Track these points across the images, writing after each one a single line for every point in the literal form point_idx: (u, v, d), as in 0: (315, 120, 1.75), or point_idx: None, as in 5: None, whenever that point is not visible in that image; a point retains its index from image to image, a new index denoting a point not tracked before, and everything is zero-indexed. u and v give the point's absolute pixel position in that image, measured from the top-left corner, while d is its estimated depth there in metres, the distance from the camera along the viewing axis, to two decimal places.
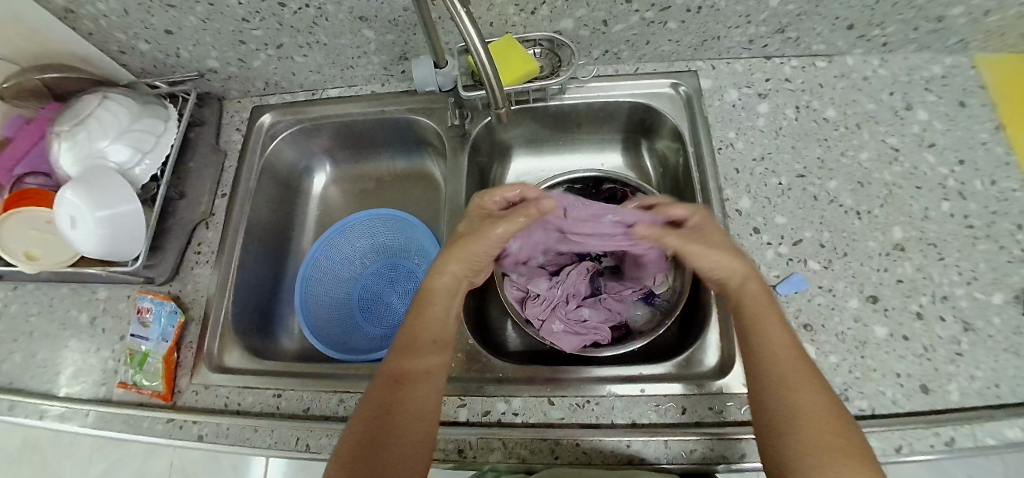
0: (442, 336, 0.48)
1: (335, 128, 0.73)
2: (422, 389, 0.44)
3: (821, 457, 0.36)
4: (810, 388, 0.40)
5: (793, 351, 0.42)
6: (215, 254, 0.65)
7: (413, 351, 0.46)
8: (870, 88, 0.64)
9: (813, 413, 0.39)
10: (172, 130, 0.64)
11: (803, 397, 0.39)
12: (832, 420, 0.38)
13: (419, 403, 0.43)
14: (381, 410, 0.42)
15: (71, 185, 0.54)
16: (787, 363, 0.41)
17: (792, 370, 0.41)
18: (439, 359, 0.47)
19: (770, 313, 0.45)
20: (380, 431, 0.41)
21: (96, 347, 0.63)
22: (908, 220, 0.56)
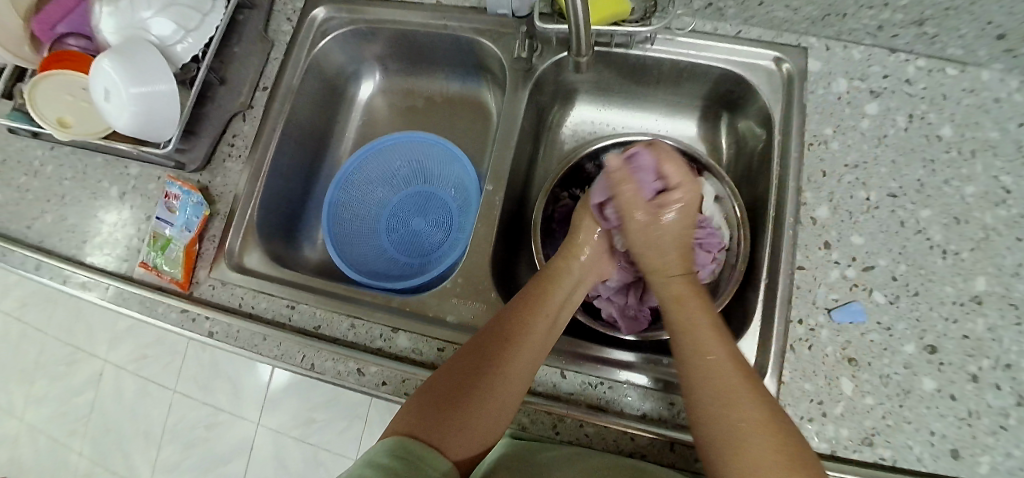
0: (550, 323, 0.46)
1: (393, 34, 0.66)
2: (520, 365, 0.43)
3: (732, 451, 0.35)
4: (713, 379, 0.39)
5: (726, 358, 0.40)
6: (248, 150, 0.63)
7: (524, 325, 0.44)
8: (998, 113, 0.55)
9: (725, 411, 0.37)
10: (220, 9, 0.59)
11: (746, 406, 0.36)
12: (758, 424, 0.35)
13: (514, 377, 0.42)
14: (481, 366, 0.42)
15: (109, 54, 0.52)
16: (698, 357, 0.41)
17: (710, 372, 0.39)
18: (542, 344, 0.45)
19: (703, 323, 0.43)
20: (464, 389, 0.40)
21: (124, 223, 0.63)
22: (996, 273, 0.50)
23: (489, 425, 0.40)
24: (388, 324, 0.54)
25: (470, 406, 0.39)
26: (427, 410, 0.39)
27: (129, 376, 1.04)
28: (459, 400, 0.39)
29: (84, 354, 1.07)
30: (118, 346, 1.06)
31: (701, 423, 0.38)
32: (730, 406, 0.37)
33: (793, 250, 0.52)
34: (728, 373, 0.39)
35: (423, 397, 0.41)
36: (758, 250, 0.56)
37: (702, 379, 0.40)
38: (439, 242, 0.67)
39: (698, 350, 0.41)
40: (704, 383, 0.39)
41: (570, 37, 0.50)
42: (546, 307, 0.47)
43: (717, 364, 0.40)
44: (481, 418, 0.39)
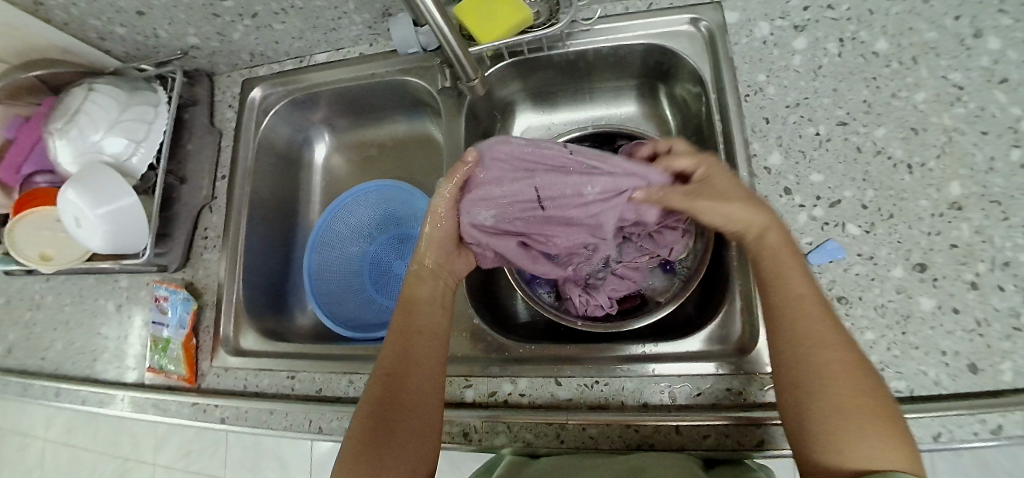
0: (423, 325, 0.48)
1: (329, 95, 0.69)
2: (416, 382, 0.44)
3: (846, 420, 0.35)
4: (812, 340, 0.38)
5: (818, 302, 0.40)
6: (221, 239, 0.65)
7: (404, 348, 0.46)
8: (930, 13, 0.53)
9: (849, 384, 0.36)
10: (163, 114, 0.62)
11: (834, 350, 0.37)
12: (858, 402, 0.35)
13: (416, 395, 0.44)
14: (386, 402, 0.43)
15: (70, 184, 0.54)
16: (796, 318, 0.39)
17: (809, 328, 0.38)
18: (434, 352, 0.47)
19: (789, 258, 0.42)
20: (382, 426, 0.42)
21: (126, 334, 0.66)
22: (970, 174, 0.48)
23: (416, 447, 0.42)
24: None
25: (382, 445, 0.41)
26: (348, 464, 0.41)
27: (181, 472, 1.07)
28: (375, 440, 0.41)
29: (135, 462, 1.11)
30: (164, 447, 1.09)
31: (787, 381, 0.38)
32: (838, 363, 0.37)
33: None
34: (833, 339, 0.38)
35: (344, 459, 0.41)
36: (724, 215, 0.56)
37: (807, 330, 0.38)
38: None
39: (792, 295, 0.40)
40: (807, 344, 0.38)
41: (455, 67, 0.55)
42: (410, 323, 0.48)
43: (827, 333, 0.38)
44: (403, 449, 0.41)
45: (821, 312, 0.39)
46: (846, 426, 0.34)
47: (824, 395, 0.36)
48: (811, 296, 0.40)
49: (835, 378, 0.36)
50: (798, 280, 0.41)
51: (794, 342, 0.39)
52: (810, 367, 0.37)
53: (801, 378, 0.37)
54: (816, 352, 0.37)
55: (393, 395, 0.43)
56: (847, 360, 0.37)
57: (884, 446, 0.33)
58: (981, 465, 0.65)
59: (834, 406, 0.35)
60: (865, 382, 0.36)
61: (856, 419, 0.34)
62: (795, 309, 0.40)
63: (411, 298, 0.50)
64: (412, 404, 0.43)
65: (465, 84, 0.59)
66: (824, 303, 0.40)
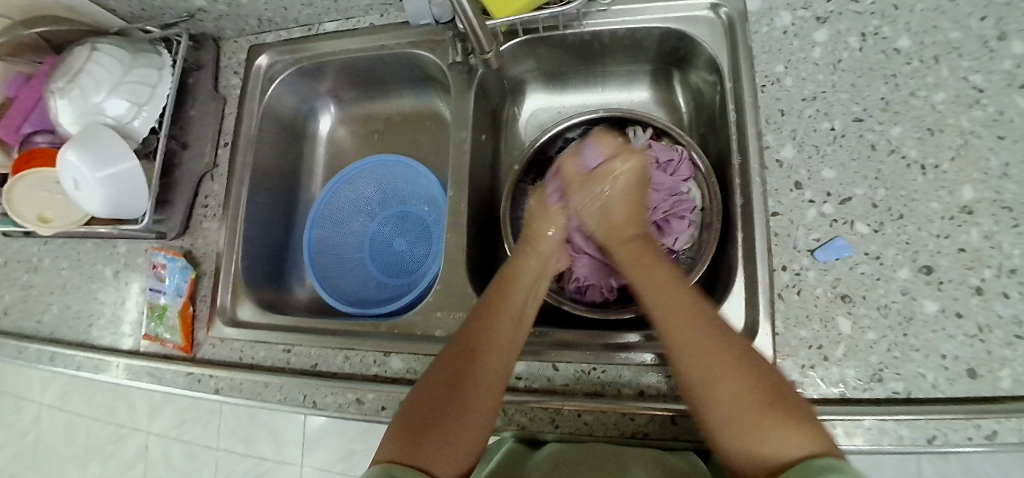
0: (514, 313, 0.47)
1: (337, 66, 0.68)
2: (494, 367, 0.43)
3: (739, 414, 0.35)
4: (689, 338, 0.39)
5: (674, 301, 0.42)
6: (221, 208, 0.65)
7: (488, 329, 0.45)
8: (956, 11, 0.52)
9: (734, 372, 0.36)
10: (167, 78, 0.61)
11: (708, 345, 0.38)
12: (752, 395, 0.35)
13: (489, 380, 0.42)
14: (452, 379, 0.42)
15: (71, 145, 0.53)
16: (671, 322, 0.41)
17: (690, 331, 0.39)
18: (514, 341, 0.45)
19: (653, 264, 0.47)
20: (443, 404, 0.40)
21: (123, 300, 0.65)
22: (983, 178, 0.47)
23: (475, 433, 0.40)
24: (380, 349, 0.54)
25: (445, 420, 0.39)
26: (405, 435, 0.39)
27: (174, 441, 1.08)
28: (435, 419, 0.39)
29: (129, 429, 1.12)
30: (158, 415, 1.10)
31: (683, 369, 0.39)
32: (719, 358, 0.37)
33: (765, 197, 0.51)
34: (709, 344, 0.38)
35: (397, 431, 0.39)
36: (732, 205, 0.55)
37: (684, 337, 0.39)
38: (421, 259, 0.68)
39: (659, 296, 0.44)
40: (690, 350, 0.39)
41: (470, 38, 0.53)
42: (507, 307, 0.47)
43: (707, 337, 0.39)
44: (467, 432, 0.39)
45: (692, 312, 0.41)
46: (759, 421, 0.34)
47: (716, 396, 0.36)
48: (676, 294, 0.43)
49: (707, 370, 0.37)
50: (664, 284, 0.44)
51: (673, 321, 0.41)
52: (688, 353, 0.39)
53: (694, 386, 0.38)
54: (692, 356, 0.38)
55: (465, 376, 0.42)
56: (727, 352, 0.38)
57: (786, 429, 0.33)
58: (968, 471, 0.65)
59: (731, 405, 0.35)
60: (752, 372, 0.36)
61: (744, 407, 0.35)
62: (664, 319, 0.42)
63: (513, 277, 0.50)
64: (483, 390, 0.42)
65: (479, 56, 0.58)
66: (695, 299, 0.42)
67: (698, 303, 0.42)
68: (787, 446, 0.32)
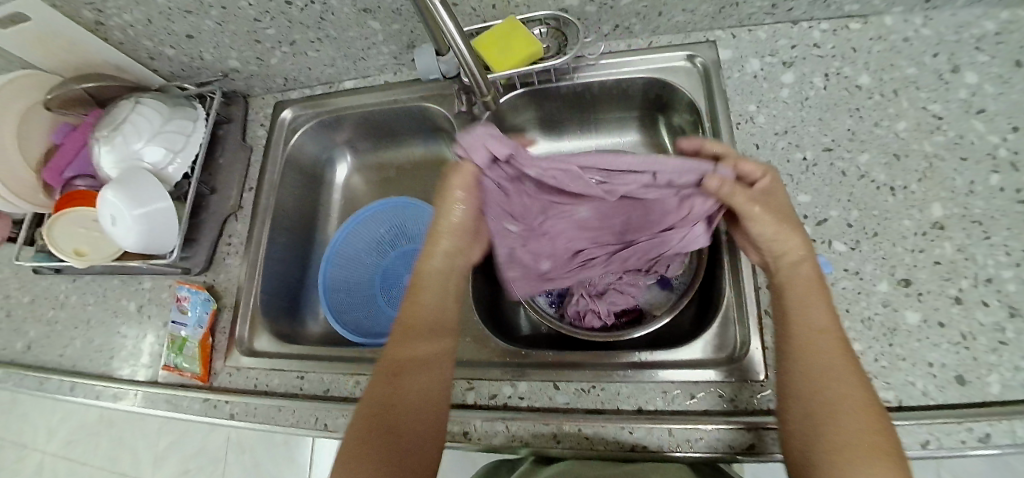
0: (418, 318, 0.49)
1: (352, 119, 0.75)
2: (428, 379, 0.46)
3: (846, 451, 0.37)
4: (840, 375, 0.40)
5: (835, 339, 0.42)
6: (244, 245, 0.69)
7: (409, 344, 0.48)
8: (910, 50, 0.58)
9: (855, 416, 0.38)
10: (200, 129, 0.68)
11: (837, 383, 0.40)
12: (872, 437, 0.37)
13: (425, 395, 0.46)
14: (395, 396, 0.45)
15: (110, 186, 0.58)
16: (810, 357, 0.41)
17: (833, 366, 0.40)
18: (440, 347, 0.48)
19: (815, 288, 0.44)
20: (387, 425, 0.44)
21: (143, 334, 0.67)
22: (950, 196, 0.51)
23: (425, 443, 0.44)
24: None
25: (387, 424, 0.44)
26: (364, 450, 0.42)
27: None
28: (387, 435, 0.43)
29: None
30: (161, 464, 1.08)
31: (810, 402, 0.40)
32: (847, 402, 0.39)
33: None
34: (844, 389, 0.39)
35: (351, 446, 0.43)
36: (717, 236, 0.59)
37: (818, 372, 0.41)
38: None
39: (810, 324, 0.43)
40: (818, 385, 0.40)
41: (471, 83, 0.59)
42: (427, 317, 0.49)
43: (844, 375, 0.40)
44: (416, 441, 0.44)
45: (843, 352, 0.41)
46: (834, 452, 0.37)
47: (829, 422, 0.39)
48: (825, 324, 0.42)
49: (824, 408, 0.39)
50: (812, 317, 0.43)
51: (805, 351, 0.42)
52: (830, 393, 0.40)
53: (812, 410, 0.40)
54: (841, 393, 0.39)
55: (398, 395, 0.45)
56: (855, 401, 0.39)
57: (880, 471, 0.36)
58: None
59: (847, 442, 0.37)
60: (869, 418, 0.38)
61: (857, 450, 0.37)
62: (807, 345, 0.42)
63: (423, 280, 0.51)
64: (422, 403, 0.45)
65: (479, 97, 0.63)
66: (841, 339, 0.42)
67: (846, 344, 0.42)
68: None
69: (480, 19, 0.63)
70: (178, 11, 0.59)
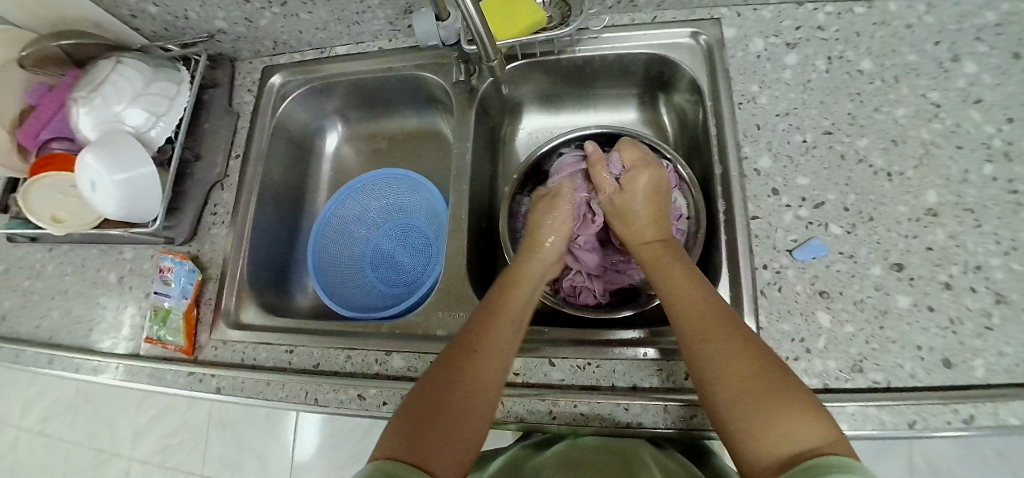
0: (515, 305, 0.50)
1: (345, 87, 0.73)
2: (493, 362, 0.44)
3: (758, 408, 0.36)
4: (706, 342, 0.41)
5: (705, 303, 0.44)
6: (231, 215, 0.67)
7: (489, 330, 0.46)
8: (912, 36, 0.58)
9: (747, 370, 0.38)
10: (184, 92, 0.65)
11: (714, 346, 0.40)
12: (763, 393, 0.36)
13: (488, 376, 0.43)
14: (449, 371, 0.43)
15: (90, 149, 0.55)
16: (693, 320, 0.43)
17: (708, 325, 0.42)
18: (513, 337, 0.47)
19: (677, 264, 0.49)
20: (433, 400, 0.41)
21: (124, 305, 0.65)
22: (945, 183, 0.51)
23: (472, 426, 0.41)
24: (381, 348, 0.55)
25: (450, 410, 0.40)
26: (406, 429, 0.39)
27: (158, 467, 1.05)
28: (428, 410, 0.40)
29: (111, 454, 1.08)
30: (141, 440, 1.06)
31: (707, 359, 0.40)
32: (739, 359, 0.39)
33: (745, 202, 0.55)
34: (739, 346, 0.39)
35: (396, 426, 0.40)
36: (714, 216, 0.59)
37: (704, 334, 0.41)
38: (421, 269, 0.70)
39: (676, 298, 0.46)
40: (705, 343, 0.41)
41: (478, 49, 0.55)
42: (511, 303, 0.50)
43: (727, 335, 0.40)
44: (469, 420, 0.40)
45: (715, 313, 0.43)
46: (761, 405, 0.36)
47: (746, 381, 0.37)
48: (700, 300, 0.44)
49: (722, 363, 0.39)
50: (682, 289, 0.46)
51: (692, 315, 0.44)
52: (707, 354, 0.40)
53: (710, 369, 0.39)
54: (704, 359, 0.40)
55: (462, 373, 0.43)
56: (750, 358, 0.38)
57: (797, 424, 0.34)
58: None
59: (754, 403, 0.36)
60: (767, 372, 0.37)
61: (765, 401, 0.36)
62: (683, 311, 0.44)
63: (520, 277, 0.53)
64: (483, 383, 0.43)
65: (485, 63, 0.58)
66: (717, 304, 0.44)
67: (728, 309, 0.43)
68: (796, 434, 0.33)
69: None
70: None
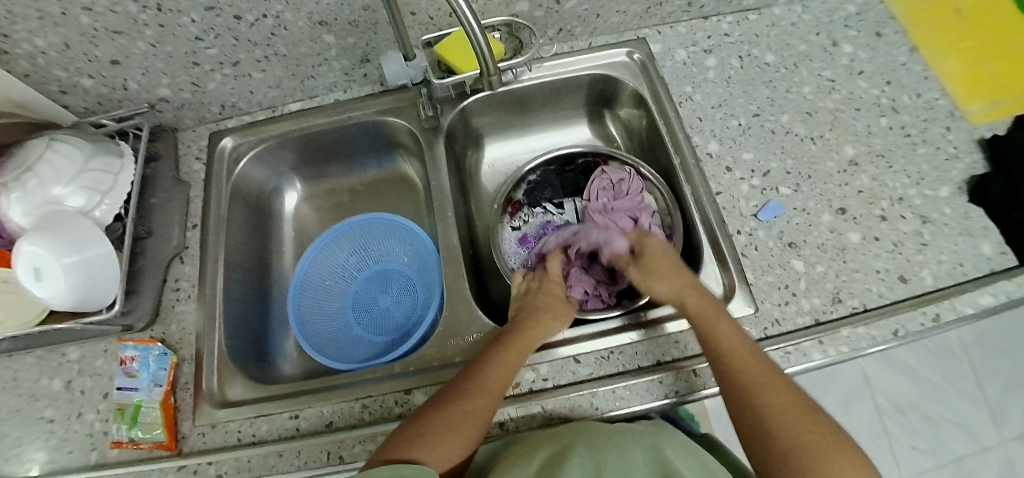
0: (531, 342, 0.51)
1: (302, 142, 0.72)
2: (489, 384, 0.46)
3: (814, 456, 0.39)
4: (769, 392, 0.43)
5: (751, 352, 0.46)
6: (197, 288, 0.61)
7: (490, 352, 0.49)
8: (798, 32, 0.70)
9: (801, 422, 0.41)
10: (129, 166, 0.61)
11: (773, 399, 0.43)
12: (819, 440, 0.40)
13: (482, 397, 0.45)
14: (450, 389, 0.47)
15: (30, 236, 0.49)
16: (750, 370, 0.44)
17: (762, 379, 0.44)
18: (514, 362, 0.48)
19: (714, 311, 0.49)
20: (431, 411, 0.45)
21: (75, 413, 0.55)
22: (856, 139, 0.62)
23: (455, 439, 0.43)
24: (399, 388, 0.53)
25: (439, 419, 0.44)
26: (402, 434, 0.44)
27: None
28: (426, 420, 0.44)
29: None
30: None
31: (768, 411, 0.42)
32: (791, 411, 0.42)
33: (707, 182, 0.61)
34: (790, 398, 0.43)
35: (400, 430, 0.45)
36: (681, 201, 0.65)
37: (763, 386, 0.44)
38: (410, 310, 0.68)
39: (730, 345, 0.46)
40: (764, 396, 0.43)
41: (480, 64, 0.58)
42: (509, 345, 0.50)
43: (774, 384, 0.44)
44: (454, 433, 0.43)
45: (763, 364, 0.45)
46: (819, 457, 0.40)
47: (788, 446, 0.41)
48: (748, 349, 0.46)
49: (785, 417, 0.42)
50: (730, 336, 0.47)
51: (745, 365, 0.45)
52: (770, 405, 0.43)
53: (773, 420, 0.42)
54: (767, 412, 0.42)
55: (459, 390, 0.46)
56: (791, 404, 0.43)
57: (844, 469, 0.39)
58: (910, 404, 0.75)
59: (812, 449, 0.40)
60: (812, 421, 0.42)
61: (820, 450, 0.40)
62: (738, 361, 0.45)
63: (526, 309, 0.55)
64: (476, 403, 0.45)
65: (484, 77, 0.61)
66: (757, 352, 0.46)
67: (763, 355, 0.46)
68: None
69: (435, 28, 0.63)
70: (106, 33, 0.54)
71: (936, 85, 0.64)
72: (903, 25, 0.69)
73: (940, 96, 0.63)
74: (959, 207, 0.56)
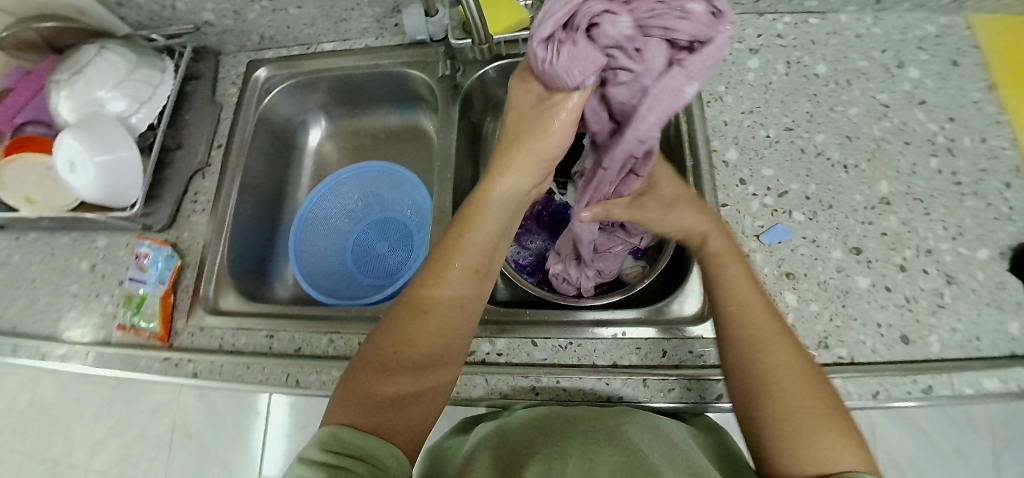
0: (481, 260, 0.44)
1: (329, 82, 0.74)
2: (447, 323, 0.41)
3: (801, 423, 0.33)
4: (769, 348, 0.37)
5: (757, 301, 0.40)
6: (211, 203, 0.66)
7: (442, 275, 0.42)
8: (861, 45, 0.63)
9: (799, 385, 0.34)
10: (169, 81, 0.65)
11: (776, 355, 0.36)
12: (816, 407, 0.33)
13: (440, 338, 0.40)
14: (399, 333, 0.39)
15: (70, 130, 0.55)
16: (746, 317, 0.39)
17: (765, 328, 0.38)
18: (472, 290, 0.43)
19: (729, 254, 0.44)
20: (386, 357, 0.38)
21: (94, 294, 0.63)
22: (896, 175, 0.56)
23: (423, 392, 0.38)
24: (363, 333, 0.55)
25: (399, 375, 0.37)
26: (355, 402, 0.35)
27: None
28: (381, 369, 0.37)
29: None
30: None
31: (757, 364, 0.36)
32: (791, 372, 0.35)
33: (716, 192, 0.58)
34: (798, 365, 0.36)
35: (350, 387, 0.37)
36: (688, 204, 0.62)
37: (756, 335, 0.38)
38: (400, 261, 0.71)
39: (737, 299, 0.40)
40: (757, 350, 0.37)
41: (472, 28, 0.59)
42: (443, 301, 0.41)
43: (776, 339, 0.37)
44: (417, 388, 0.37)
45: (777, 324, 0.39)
46: (806, 428, 0.32)
47: (775, 405, 0.34)
48: (753, 300, 0.40)
49: (789, 381, 0.35)
50: (739, 284, 0.41)
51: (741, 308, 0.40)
52: (770, 360, 0.36)
53: (765, 372, 0.36)
54: (759, 365, 0.36)
55: (411, 329, 0.39)
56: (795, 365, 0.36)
57: (835, 443, 0.31)
58: None
59: (799, 411, 0.33)
60: (810, 384, 0.35)
61: (811, 423, 0.32)
62: (737, 312, 0.40)
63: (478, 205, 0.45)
64: (434, 345, 0.40)
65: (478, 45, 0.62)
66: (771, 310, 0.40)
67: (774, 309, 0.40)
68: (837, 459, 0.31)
69: None
70: None
71: (1009, 132, 0.56)
72: (988, 56, 0.60)
73: (1010, 145, 0.55)
74: (994, 274, 0.50)
